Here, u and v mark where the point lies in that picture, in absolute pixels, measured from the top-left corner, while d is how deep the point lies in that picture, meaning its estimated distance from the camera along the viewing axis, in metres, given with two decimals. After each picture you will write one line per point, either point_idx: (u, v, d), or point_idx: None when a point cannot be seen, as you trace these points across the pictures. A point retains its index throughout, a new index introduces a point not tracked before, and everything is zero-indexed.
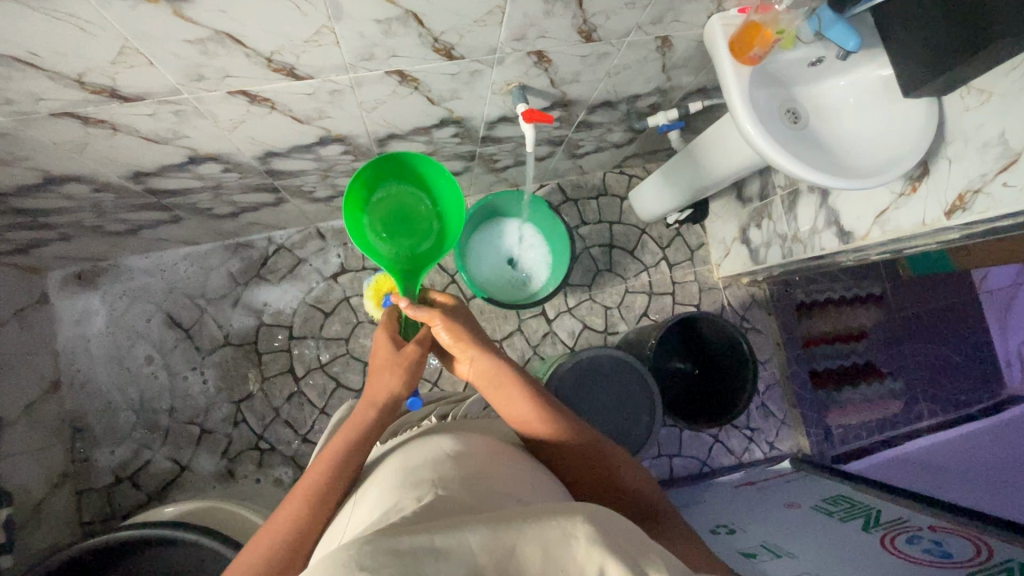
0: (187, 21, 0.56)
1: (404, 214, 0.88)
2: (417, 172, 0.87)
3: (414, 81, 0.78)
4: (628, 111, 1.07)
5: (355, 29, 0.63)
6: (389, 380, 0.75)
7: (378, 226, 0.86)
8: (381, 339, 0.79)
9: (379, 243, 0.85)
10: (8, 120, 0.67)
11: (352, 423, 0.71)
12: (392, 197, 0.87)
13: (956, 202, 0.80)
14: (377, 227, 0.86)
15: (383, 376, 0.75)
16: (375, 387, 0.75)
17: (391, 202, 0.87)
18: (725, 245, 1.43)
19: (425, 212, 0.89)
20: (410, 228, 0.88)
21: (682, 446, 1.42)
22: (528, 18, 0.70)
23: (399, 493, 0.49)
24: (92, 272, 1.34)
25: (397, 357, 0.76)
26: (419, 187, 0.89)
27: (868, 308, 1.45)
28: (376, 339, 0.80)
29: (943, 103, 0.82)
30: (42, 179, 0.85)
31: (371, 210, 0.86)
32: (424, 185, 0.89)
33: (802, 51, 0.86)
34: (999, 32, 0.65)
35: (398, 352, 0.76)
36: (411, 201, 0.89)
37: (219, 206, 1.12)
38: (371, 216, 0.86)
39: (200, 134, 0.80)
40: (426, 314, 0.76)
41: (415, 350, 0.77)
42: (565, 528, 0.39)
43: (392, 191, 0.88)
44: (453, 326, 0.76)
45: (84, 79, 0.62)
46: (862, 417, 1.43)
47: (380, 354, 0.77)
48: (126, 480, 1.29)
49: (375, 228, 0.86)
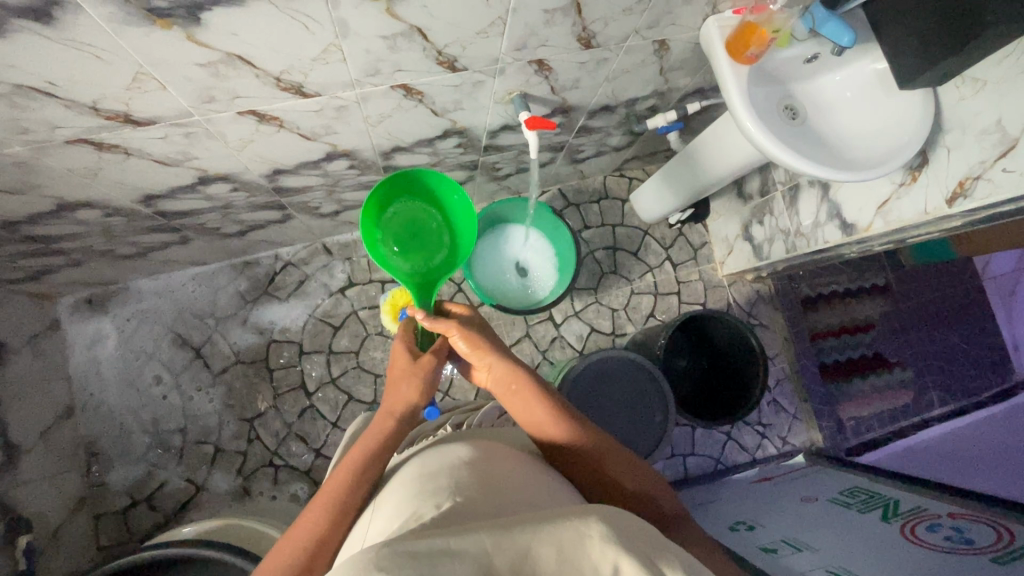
0: (199, 45, 0.57)
1: (415, 228, 0.89)
2: (429, 187, 0.88)
3: (418, 94, 0.80)
4: (627, 114, 1.09)
5: (362, 45, 0.64)
6: (406, 390, 0.75)
7: (391, 240, 0.87)
8: (398, 350, 0.79)
9: (392, 258, 0.86)
10: (24, 149, 0.69)
11: (370, 433, 0.71)
12: (405, 212, 0.89)
13: (957, 190, 0.81)
14: (390, 242, 0.87)
15: (400, 387, 0.75)
16: (392, 397, 0.75)
17: (404, 217, 0.89)
18: (727, 242, 1.44)
19: (436, 227, 0.91)
20: (422, 243, 0.90)
21: (696, 445, 1.42)
22: (528, 27, 0.71)
23: (416, 501, 0.49)
24: (102, 296, 1.35)
25: (413, 367, 0.76)
26: (431, 204, 0.90)
27: (873, 299, 1.46)
28: (393, 350, 0.80)
29: (939, 94, 0.84)
30: (56, 206, 0.86)
31: (385, 226, 0.87)
32: (435, 202, 0.90)
33: (797, 49, 0.88)
34: (992, 23, 0.67)
35: (415, 362, 0.76)
36: (423, 216, 0.90)
37: (228, 225, 1.13)
38: (384, 230, 0.87)
39: (210, 155, 0.81)
40: (442, 325, 0.77)
41: (432, 359, 0.77)
42: (578, 528, 0.39)
43: (405, 206, 0.89)
44: (470, 334, 0.77)
45: (99, 106, 0.63)
46: (874, 408, 1.42)
47: (397, 364, 0.77)
48: (142, 503, 1.30)
49: (388, 242, 0.87)
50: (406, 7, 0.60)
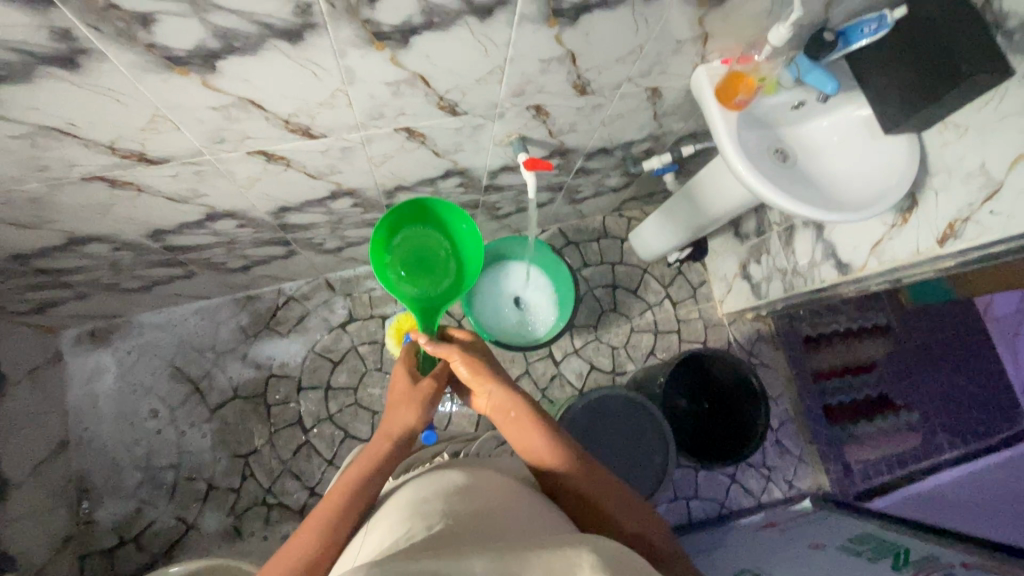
0: (213, 90, 0.61)
1: (423, 255, 0.91)
2: (439, 216, 0.90)
3: (421, 136, 0.83)
4: (624, 156, 1.12)
5: (366, 90, 0.68)
6: (405, 414, 0.73)
7: (398, 266, 0.88)
8: (399, 373, 0.78)
9: (399, 283, 0.87)
10: (41, 186, 0.71)
11: (367, 454, 0.70)
12: (414, 238, 0.90)
13: (947, 230, 0.82)
14: (397, 267, 0.88)
15: (399, 410, 0.73)
16: (391, 420, 0.73)
17: (412, 244, 0.90)
18: (726, 281, 1.45)
19: (444, 256, 0.92)
20: (428, 271, 0.91)
21: (700, 489, 1.39)
22: (526, 76, 0.75)
23: (408, 524, 0.49)
24: (105, 329, 1.36)
25: (413, 391, 0.75)
26: (440, 232, 0.91)
27: (875, 339, 1.44)
28: (394, 372, 0.78)
29: (923, 139, 0.87)
30: (67, 240, 0.89)
31: (393, 250, 0.88)
32: (444, 231, 0.91)
33: (785, 95, 0.91)
34: (966, 71, 0.72)
35: (415, 386, 0.75)
36: (431, 243, 0.91)
37: (233, 260, 1.16)
38: (393, 255, 0.88)
39: (218, 193, 0.84)
40: (444, 349, 0.76)
41: (433, 384, 0.76)
42: (569, 557, 0.38)
43: (415, 233, 0.90)
44: (471, 360, 0.76)
45: (115, 145, 0.66)
46: (881, 451, 1.39)
47: (398, 386, 0.76)
48: (129, 542, 1.27)
49: (396, 267, 0.88)
50: (409, 56, 0.64)
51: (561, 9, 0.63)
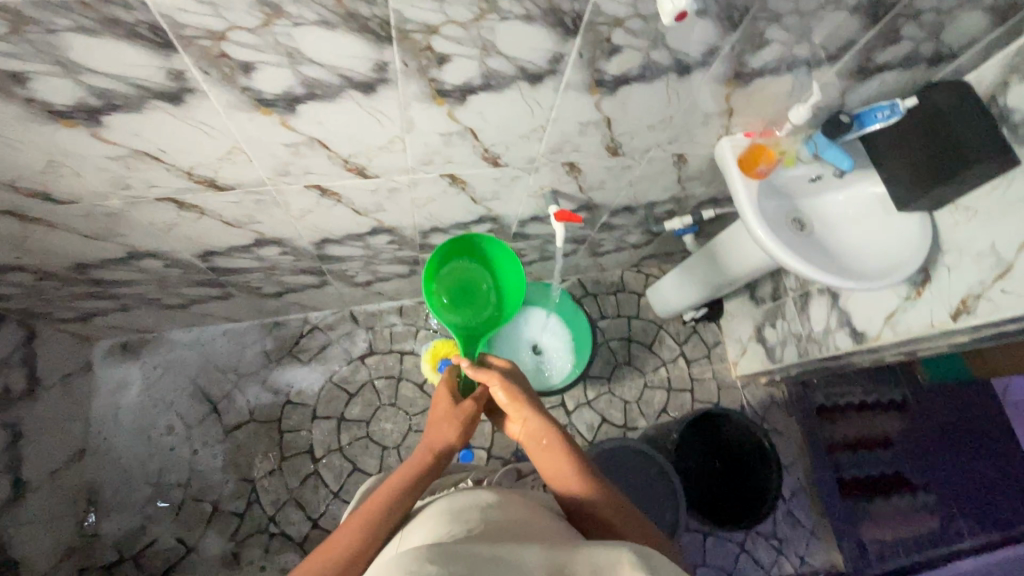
0: (289, 129, 0.68)
1: (466, 287, 0.96)
2: (483, 253, 0.96)
3: (463, 183, 0.90)
4: (647, 215, 1.18)
5: (422, 139, 0.75)
6: (446, 430, 0.76)
7: (442, 293, 0.94)
8: (441, 393, 0.82)
9: (442, 310, 0.92)
10: (119, 203, 0.79)
11: (408, 464, 0.72)
12: (460, 270, 0.96)
13: (960, 306, 0.85)
14: (442, 294, 0.94)
15: (440, 426, 0.77)
16: (432, 435, 0.76)
17: (456, 276, 0.95)
18: (741, 343, 1.47)
19: (485, 289, 0.97)
20: (469, 302, 0.96)
21: (706, 555, 1.35)
22: (565, 136, 0.82)
23: (447, 525, 0.52)
24: (137, 343, 1.41)
25: (454, 410, 0.78)
26: (483, 267, 0.97)
27: (891, 415, 1.43)
28: (437, 394, 0.82)
29: (936, 219, 0.91)
30: (127, 254, 0.95)
31: (439, 279, 0.94)
32: (487, 266, 0.97)
33: (803, 169, 0.97)
34: (976, 158, 0.79)
35: (457, 406, 0.79)
36: (474, 276, 0.97)
37: (269, 285, 1.21)
38: (439, 283, 0.93)
39: (270, 221, 0.91)
40: (483, 374, 0.80)
41: (473, 405, 0.80)
42: (609, 556, 0.43)
43: (461, 266, 0.96)
44: (509, 386, 0.79)
45: (194, 171, 0.73)
46: (897, 532, 1.35)
47: (440, 405, 0.80)
48: (128, 560, 1.26)
49: (440, 294, 0.93)
50: (464, 111, 0.71)
51: (602, 80, 0.71)
